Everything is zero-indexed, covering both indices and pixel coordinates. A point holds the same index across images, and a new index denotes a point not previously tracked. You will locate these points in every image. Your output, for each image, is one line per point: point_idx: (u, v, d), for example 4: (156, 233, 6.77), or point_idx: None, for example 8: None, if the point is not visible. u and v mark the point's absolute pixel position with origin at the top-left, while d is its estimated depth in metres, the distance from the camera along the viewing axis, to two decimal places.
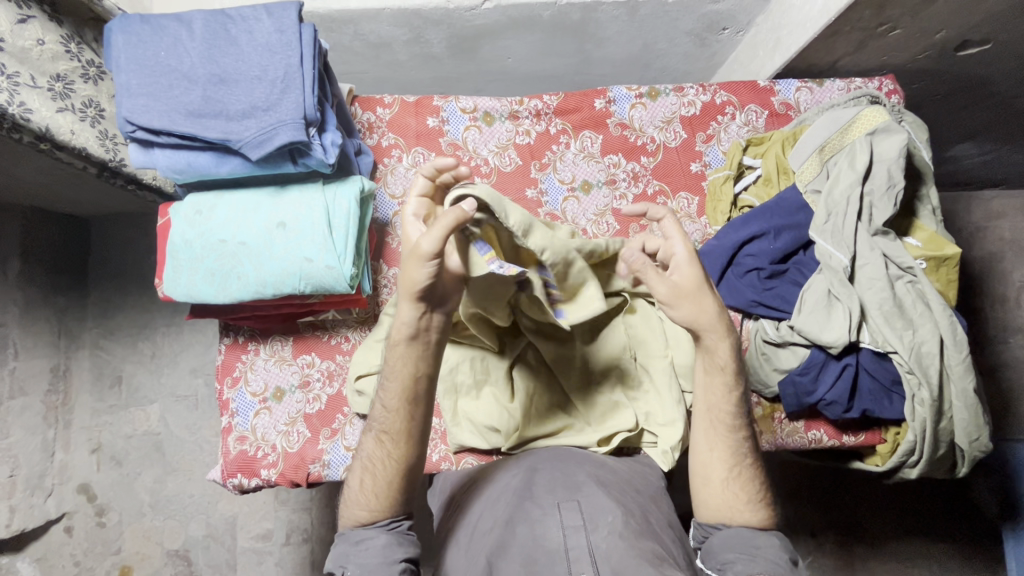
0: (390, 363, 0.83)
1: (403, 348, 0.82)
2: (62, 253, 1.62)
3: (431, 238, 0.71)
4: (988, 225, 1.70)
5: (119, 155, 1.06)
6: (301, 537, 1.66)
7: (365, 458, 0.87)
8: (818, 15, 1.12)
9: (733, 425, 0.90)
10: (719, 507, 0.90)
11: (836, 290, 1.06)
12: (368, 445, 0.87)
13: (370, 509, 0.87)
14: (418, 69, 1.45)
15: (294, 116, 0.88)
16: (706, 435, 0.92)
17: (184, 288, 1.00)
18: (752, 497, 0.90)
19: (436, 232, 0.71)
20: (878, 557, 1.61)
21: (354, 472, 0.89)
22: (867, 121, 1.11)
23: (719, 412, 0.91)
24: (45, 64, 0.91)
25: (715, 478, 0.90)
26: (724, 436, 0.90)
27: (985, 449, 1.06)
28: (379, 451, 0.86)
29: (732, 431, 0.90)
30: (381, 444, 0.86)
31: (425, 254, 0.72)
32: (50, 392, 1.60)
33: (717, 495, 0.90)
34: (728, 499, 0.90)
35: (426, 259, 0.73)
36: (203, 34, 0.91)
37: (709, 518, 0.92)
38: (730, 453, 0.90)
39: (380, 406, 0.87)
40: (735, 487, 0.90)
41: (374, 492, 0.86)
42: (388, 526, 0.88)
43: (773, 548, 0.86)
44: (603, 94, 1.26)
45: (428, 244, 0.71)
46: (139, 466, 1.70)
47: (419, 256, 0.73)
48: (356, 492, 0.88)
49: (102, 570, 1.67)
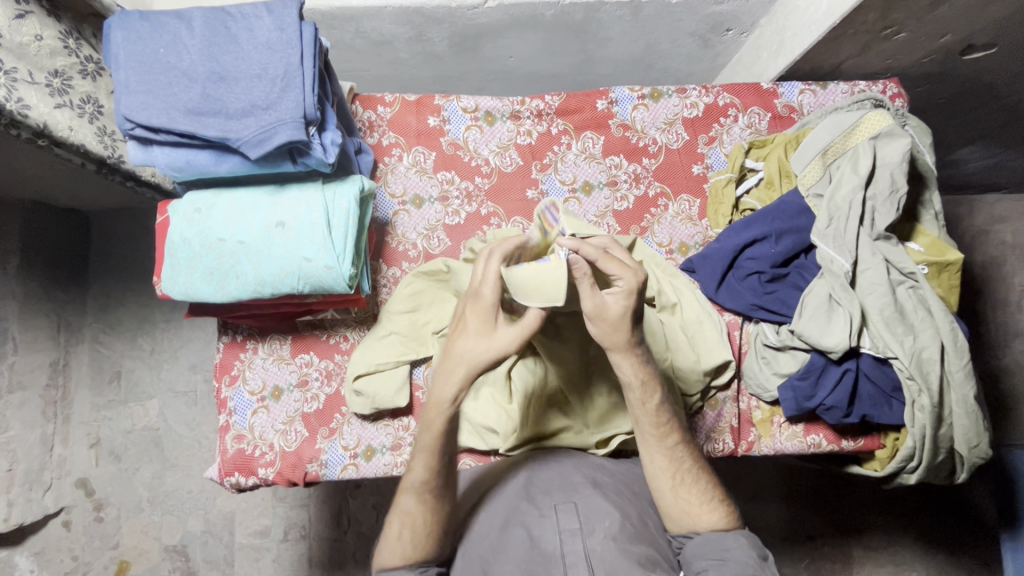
0: (429, 425, 0.84)
1: (439, 417, 0.83)
2: (63, 249, 1.62)
3: (486, 284, 0.82)
4: (990, 229, 1.69)
5: (118, 151, 1.06)
6: (299, 534, 1.66)
7: (403, 513, 0.85)
8: (823, 17, 1.11)
9: (663, 433, 0.88)
10: (675, 515, 0.88)
11: (837, 294, 1.06)
12: (407, 502, 0.85)
13: (409, 555, 0.84)
14: (420, 67, 1.44)
15: (293, 115, 0.87)
16: (642, 448, 0.89)
17: (183, 287, 1.00)
18: (703, 499, 0.88)
19: (491, 270, 0.81)
20: (874, 560, 1.61)
21: (390, 523, 0.86)
22: (871, 125, 1.11)
23: (648, 427, 0.88)
24: (43, 60, 0.91)
25: (664, 489, 0.88)
26: (658, 445, 0.88)
27: (984, 456, 1.06)
28: (420, 507, 0.85)
29: (664, 440, 0.88)
30: (423, 502, 0.85)
31: (481, 303, 0.82)
32: (49, 387, 1.60)
33: (673, 506, 0.88)
34: (683, 507, 0.87)
35: (488, 306, 0.82)
36: (203, 32, 0.91)
37: (679, 528, 0.88)
38: (671, 460, 0.87)
39: (414, 466, 0.85)
40: (685, 494, 0.87)
41: (414, 542, 0.85)
42: (419, 569, 0.85)
43: (743, 549, 0.83)
44: (605, 95, 1.25)
45: (486, 290, 0.82)
46: (138, 461, 1.70)
47: (481, 303, 0.82)
48: (391, 540, 0.85)
49: (100, 564, 1.67)
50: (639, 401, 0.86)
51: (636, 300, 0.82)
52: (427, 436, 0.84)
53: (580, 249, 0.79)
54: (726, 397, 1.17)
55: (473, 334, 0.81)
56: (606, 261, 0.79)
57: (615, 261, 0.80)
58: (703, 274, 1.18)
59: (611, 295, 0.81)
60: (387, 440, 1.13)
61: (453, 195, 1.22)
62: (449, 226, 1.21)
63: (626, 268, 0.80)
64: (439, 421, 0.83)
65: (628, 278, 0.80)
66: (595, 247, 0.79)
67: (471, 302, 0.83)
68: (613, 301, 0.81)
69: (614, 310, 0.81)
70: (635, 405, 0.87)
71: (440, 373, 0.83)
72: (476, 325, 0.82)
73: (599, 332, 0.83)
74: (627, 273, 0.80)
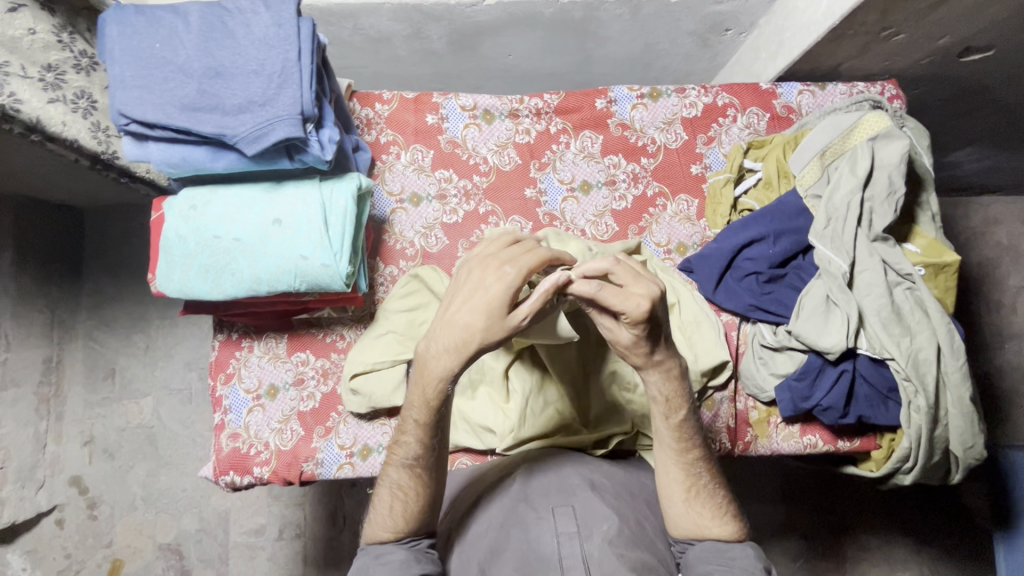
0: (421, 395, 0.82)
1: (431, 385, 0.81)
2: (57, 245, 1.60)
3: (518, 265, 0.76)
4: (985, 231, 1.71)
5: (112, 148, 1.04)
6: (293, 532, 1.65)
7: (394, 486, 0.86)
8: (822, 18, 1.11)
9: (684, 448, 0.87)
10: (687, 527, 0.88)
11: (834, 295, 1.06)
12: (397, 475, 0.85)
13: (398, 531, 0.86)
14: (418, 65, 1.44)
15: (291, 112, 0.87)
16: (660, 458, 0.89)
17: (178, 285, 0.99)
18: (717, 513, 0.88)
19: (528, 259, 0.77)
20: (868, 560, 1.61)
21: (381, 496, 0.87)
22: (869, 126, 1.11)
23: (669, 439, 0.88)
24: (36, 54, 0.90)
25: (677, 500, 0.88)
26: (676, 459, 0.88)
27: (979, 457, 1.06)
28: (411, 480, 0.85)
29: (685, 454, 0.88)
30: (415, 476, 0.85)
31: (504, 279, 0.75)
32: (42, 384, 1.59)
33: (683, 517, 0.88)
34: (694, 519, 0.87)
35: (511, 288, 0.75)
36: (199, 27, 0.90)
37: (682, 534, 0.88)
38: (686, 475, 0.87)
39: (407, 436, 0.84)
40: (698, 506, 0.87)
41: (404, 516, 0.85)
42: (408, 543, 0.87)
43: (749, 559, 0.84)
44: (604, 94, 1.25)
45: (515, 269, 0.75)
46: (132, 459, 1.69)
47: (504, 283, 0.75)
48: (382, 514, 0.86)
49: (93, 563, 1.66)
50: (663, 415, 0.87)
51: (647, 327, 0.77)
52: (419, 408, 0.82)
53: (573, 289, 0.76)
54: (723, 397, 1.17)
55: (470, 309, 0.75)
56: (605, 294, 0.75)
57: (614, 292, 0.75)
58: (702, 274, 1.18)
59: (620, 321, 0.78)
60: (383, 439, 1.13)
61: (451, 194, 1.21)
62: (447, 224, 1.21)
63: (627, 299, 0.75)
64: (433, 394, 0.81)
65: (631, 309, 0.75)
66: (590, 282, 0.76)
67: (495, 279, 0.75)
68: (624, 330, 0.79)
69: (627, 338, 0.79)
70: (658, 419, 0.87)
71: (435, 344, 0.78)
72: (488, 299, 0.75)
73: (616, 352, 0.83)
74: (630, 305, 0.75)
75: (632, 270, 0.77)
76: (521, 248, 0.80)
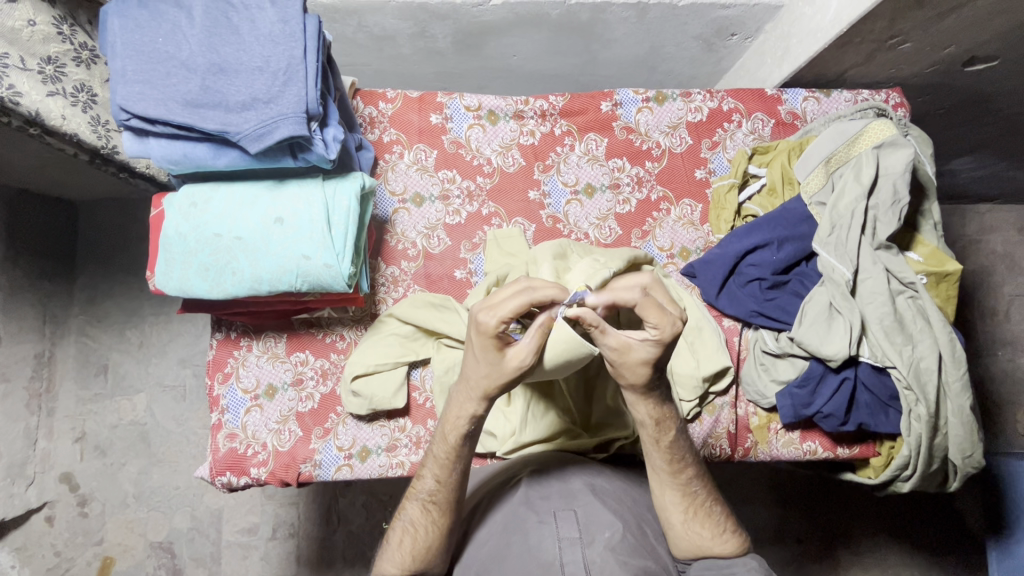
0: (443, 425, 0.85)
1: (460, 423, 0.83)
2: (50, 239, 1.58)
3: (495, 312, 0.72)
4: (981, 238, 1.71)
5: (112, 142, 1.03)
6: (287, 532, 1.64)
7: (407, 522, 0.86)
8: (829, 25, 1.11)
9: (677, 470, 0.87)
10: (684, 547, 0.87)
11: (837, 303, 1.06)
12: (411, 511, 0.86)
13: (405, 566, 0.85)
14: (421, 64, 1.42)
15: (296, 110, 0.85)
16: (656, 482, 0.89)
17: (177, 283, 0.97)
18: (715, 532, 0.88)
19: (513, 304, 0.72)
20: (862, 564, 1.62)
21: (394, 530, 0.88)
22: (875, 134, 1.11)
23: (659, 461, 0.87)
24: (35, 46, 0.88)
25: (675, 522, 0.88)
26: (670, 482, 0.88)
27: (978, 465, 1.06)
28: (424, 518, 0.85)
29: (678, 476, 0.88)
30: (427, 513, 0.85)
31: (486, 330, 0.73)
32: (33, 379, 1.57)
33: (683, 538, 0.87)
34: (694, 540, 0.87)
35: (493, 335, 0.73)
36: (203, 22, 0.88)
37: (682, 555, 0.88)
38: (683, 495, 0.88)
39: (425, 475, 0.87)
40: (697, 527, 0.87)
41: (414, 552, 0.85)
42: None
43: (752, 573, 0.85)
44: (610, 96, 1.24)
45: (489, 319, 0.72)
46: (123, 456, 1.66)
47: (484, 331, 0.73)
48: (392, 548, 0.86)
49: (82, 561, 1.64)
50: (654, 439, 0.86)
51: (665, 350, 0.77)
52: (441, 448, 0.85)
53: (614, 301, 0.76)
54: (724, 403, 1.17)
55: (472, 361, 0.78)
56: (642, 307, 0.75)
57: (654, 308, 0.75)
58: (704, 279, 1.18)
59: (641, 338, 0.77)
60: (382, 441, 1.12)
61: (454, 195, 1.20)
62: (449, 225, 1.20)
63: (664, 317, 0.75)
64: (456, 437, 0.84)
65: (665, 327, 0.75)
66: (633, 293, 0.75)
67: (475, 327, 0.74)
68: (638, 345, 0.77)
69: (640, 355, 0.77)
70: (649, 442, 0.87)
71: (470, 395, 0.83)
72: (479, 349, 0.76)
73: (617, 371, 0.80)
74: (665, 322, 0.75)
75: (657, 304, 0.75)
76: (501, 292, 0.74)
